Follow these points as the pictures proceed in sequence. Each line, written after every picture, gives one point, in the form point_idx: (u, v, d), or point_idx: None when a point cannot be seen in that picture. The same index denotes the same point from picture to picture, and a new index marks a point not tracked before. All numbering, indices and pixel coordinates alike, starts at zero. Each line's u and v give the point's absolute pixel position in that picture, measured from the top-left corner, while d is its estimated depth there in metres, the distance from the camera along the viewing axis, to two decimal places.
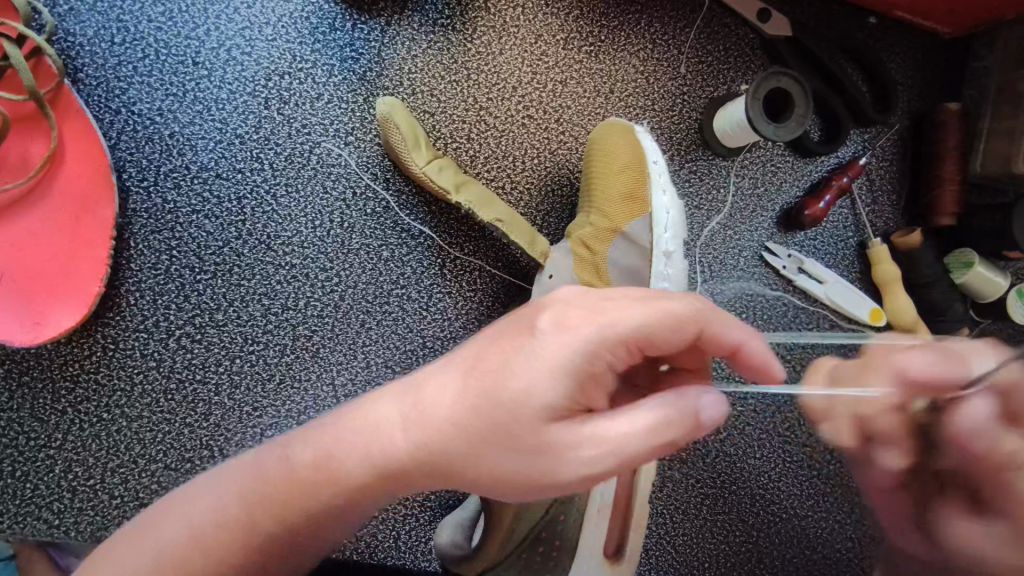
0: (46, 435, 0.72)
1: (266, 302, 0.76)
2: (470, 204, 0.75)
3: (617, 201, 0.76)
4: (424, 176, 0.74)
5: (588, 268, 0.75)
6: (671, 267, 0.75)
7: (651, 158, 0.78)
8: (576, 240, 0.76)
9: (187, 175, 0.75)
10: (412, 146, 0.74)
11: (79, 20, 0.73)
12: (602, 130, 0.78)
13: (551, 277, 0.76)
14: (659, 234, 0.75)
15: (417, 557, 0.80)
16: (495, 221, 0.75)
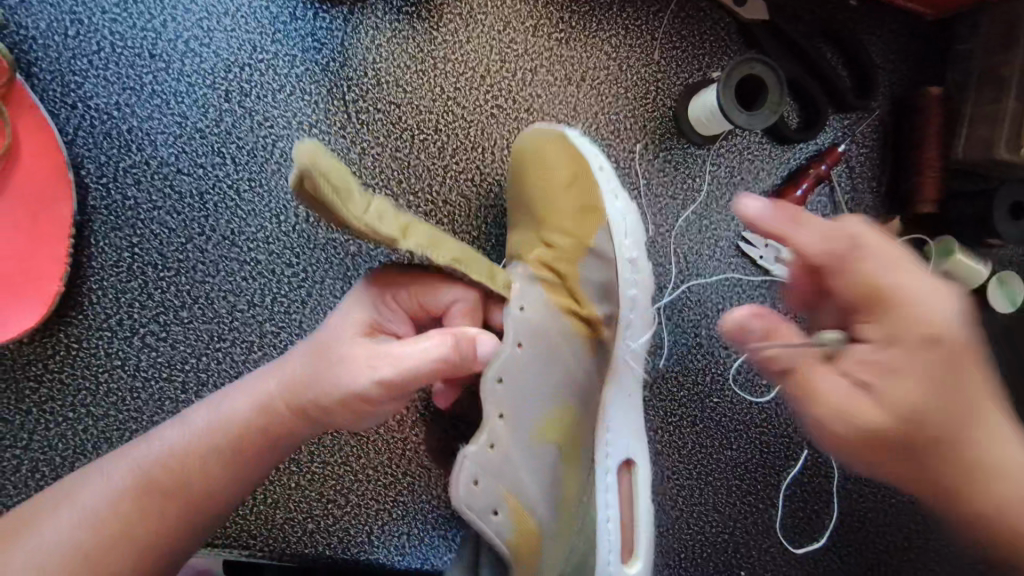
0: (12, 435, 0.67)
1: (231, 299, 0.71)
2: (421, 249, 0.53)
3: (574, 214, 0.68)
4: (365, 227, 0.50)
5: (560, 291, 0.66)
6: (638, 275, 0.71)
7: (594, 166, 0.72)
8: (538, 262, 0.66)
9: (148, 170, 0.70)
10: (344, 197, 0.49)
11: (31, 13, 0.67)
12: (535, 140, 0.71)
13: (522, 308, 0.61)
14: (622, 243, 0.70)
15: (390, 552, 0.75)
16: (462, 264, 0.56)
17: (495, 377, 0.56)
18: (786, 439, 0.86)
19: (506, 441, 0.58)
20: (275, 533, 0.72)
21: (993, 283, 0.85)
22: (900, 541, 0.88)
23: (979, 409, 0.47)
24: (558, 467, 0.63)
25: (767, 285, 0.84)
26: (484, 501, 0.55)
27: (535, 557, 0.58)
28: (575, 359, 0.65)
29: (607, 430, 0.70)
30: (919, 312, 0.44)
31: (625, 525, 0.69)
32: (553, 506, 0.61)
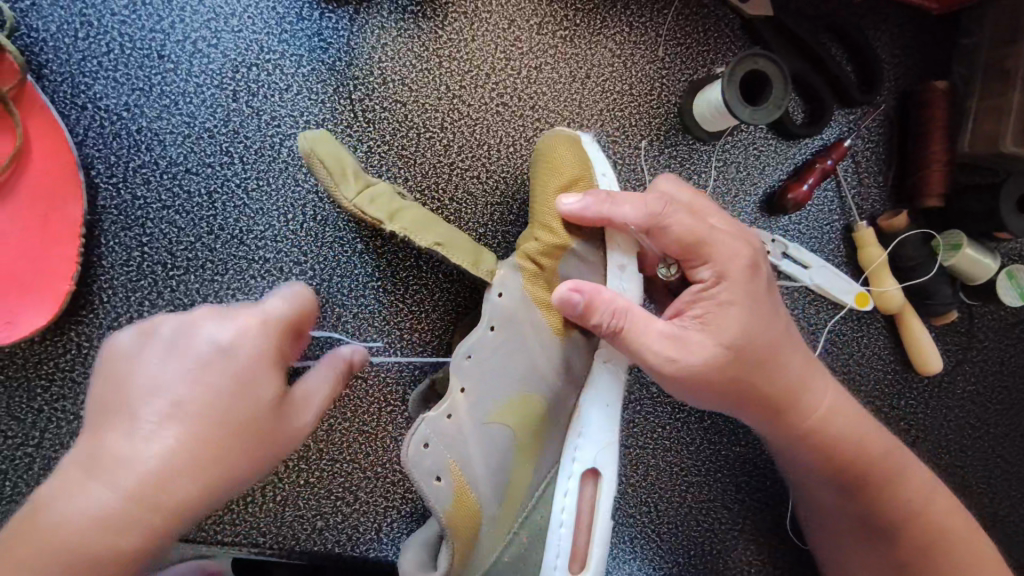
0: (24, 433, 0.68)
1: (240, 297, 0.72)
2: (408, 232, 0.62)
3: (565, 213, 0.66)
4: (354, 208, 0.62)
5: (539, 283, 0.66)
6: (628, 282, 0.67)
7: (599, 171, 0.69)
8: (523, 254, 0.66)
9: (157, 170, 0.70)
10: (339, 177, 0.62)
11: (42, 15, 0.68)
12: (552, 138, 0.70)
13: (501, 296, 0.65)
14: (613, 248, 0.67)
15: (399, 549, 0.75)
16: (434, 246, 0.62)
17: (463, 355, 0.64)
18: None
19: (463, 416, 0.63)
20: (284, 531, 0.72)
21: (1002, 278, 0.85)
22: None
23: (792, 346, 0.65)
24: (510, 453, 0.64)
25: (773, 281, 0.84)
26: (429, 465, 0.61)
27: (471, 533, 0.61)
28: (544, 355, 0.66)
29: (576, 434, 0.67)
30: (735, 261, 0.61)
31: (580, 530, 0.66)
32: (498, 491, 0.64)
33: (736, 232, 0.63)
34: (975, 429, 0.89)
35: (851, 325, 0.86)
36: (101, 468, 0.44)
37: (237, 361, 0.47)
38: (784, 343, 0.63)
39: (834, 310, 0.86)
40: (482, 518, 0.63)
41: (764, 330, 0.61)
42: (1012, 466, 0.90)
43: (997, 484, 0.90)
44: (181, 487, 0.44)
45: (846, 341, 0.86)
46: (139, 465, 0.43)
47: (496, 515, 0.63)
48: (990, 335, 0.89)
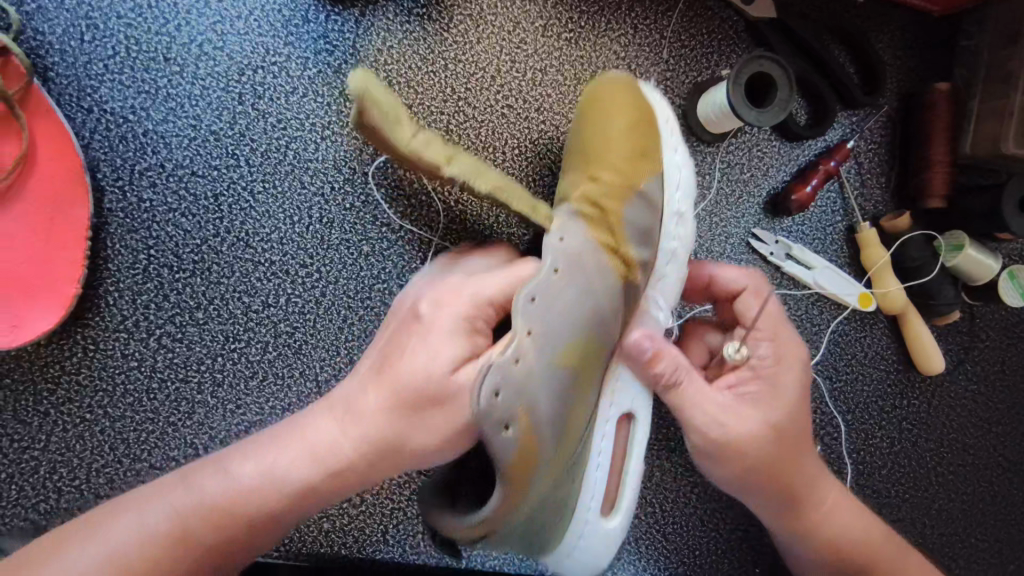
0: (30, 437, 0.68)
1: (246, 299, 0.72)
2: (467, 178, 0.56)
3: (631, 157, 0.66)
4: (410, 150, 0.55)
5: (601, 227, 0.63)
6: (680, 229, 0.69)
7: (662, 116, 0.71)
8: (582, 196, 0.65)
9: (162, 173, 0.70)
10: (393, 123, 0.55)
11: (47, 18, 0.68)
12: (601, 84, 0.71)
13: (563, 239, 0.60)
14: (670, 193, 0.69)
15: (405, 551, 0.75)
16: (496, 196, 0.57)
17: (526, 297, 0.55)
18: None
19: (532, 360, 0.55)
20: (291, 533, 0.72)
21: (1002, 277, 0.85)
22: (916, 537, 0.88)
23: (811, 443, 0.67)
24: (567, 397, 0.58)
25: (777, 282, 0.84)
26: (499, 414, 0.52)
27: (526, 481, 0.54)
28: (605, 295, 0.62)
29: (616, 379, 0.67)
30: (791, 348, 0.67)
31: (615, 468, 0.67)
32: (557, 436, 0.57)
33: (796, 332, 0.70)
34: (977, 428, 0.90)
35: (855, 326, 0.87)
36: (334, 404, 0.55)
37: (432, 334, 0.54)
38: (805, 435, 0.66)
39: (838, 311, 0.86)
40: (539, 465, 0.55)
41: (791, 419, 0.65)
42: (1013, 464, 0.91)
43: (998, 482, 0.90)
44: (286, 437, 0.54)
45: (849, 341, 0.87)
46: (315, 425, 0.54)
47: (550, 461, 0.57)
48: (991, 334, 0.90)
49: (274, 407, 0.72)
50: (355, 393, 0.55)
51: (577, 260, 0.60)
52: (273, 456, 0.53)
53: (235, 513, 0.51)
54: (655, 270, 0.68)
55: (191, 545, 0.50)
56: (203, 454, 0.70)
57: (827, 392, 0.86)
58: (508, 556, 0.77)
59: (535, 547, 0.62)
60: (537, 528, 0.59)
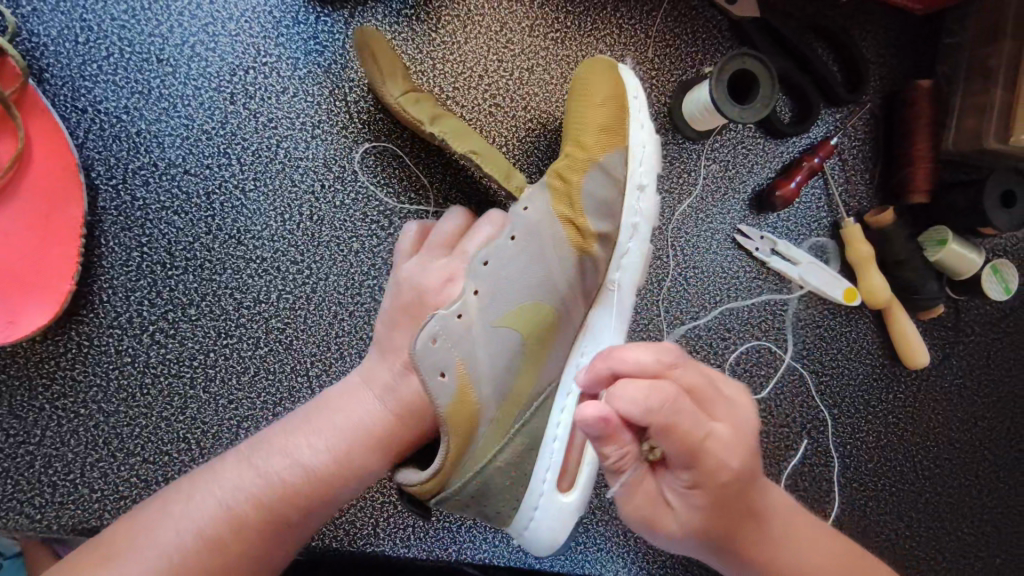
0: (25, 431, 0.69)
1: (238, 296, 0.73)
2: (444, 135, 0.67)
3: (594, 131, 0.68)
4: (399, 106, 0.68)
5: (563, 200, 0.66)
6: (643, 203, 0.70)
7: (630, 93, 0.71)
8: (552, 172, 0.68)
9: (155, 171, 0.72)
10: (387, 74, 0.68)
11: (43, 20, 0.69)
12: (584, 67, 0.72)
13: (526, 209, 0.66)
14: (634, 167, 0.70)
15: (395, 543, 0.76)
16: (468, 153, 0.66)
17: (479, 260, 0.63)
18: (788, 429, 0.86)
19: (473, 316, 0.61)
20: None
21: (987, 272, 0.87)
22: (903, 530, 0.89)
23: (762, 493, 0.59)
24: (516, 359, 0.62)
25: (762, 277, 0.85)
26: (434, 360, 0.58)
27: (467, 430, 0.58)
28: (560, 266, 0.65)
29: (581, 352, 0.68)
30: (713, 472, 0.52)
31: (573, 447, 0.65)
32: (500, 395, 0.61)
33: (732, 422, 0.54)
34: (963, 422, 0.91)
35: (841, 320, 0.88)
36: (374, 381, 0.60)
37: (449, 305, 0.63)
38: (747, 502, 0.57)
39: (824, 305, 0.87)
40: (480, 420, 0.59)
41: (726, 507, 0.56)
42: (999, 457, 0.92)
43: (984, 475, 0.91)
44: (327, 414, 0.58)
45: (835, 336, 0.88)
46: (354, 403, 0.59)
47: (493, 418, 0.60)
48: (976, 329, 0.91)
49: (266, 401, 0.73)
50: (393, 365, 0.60)
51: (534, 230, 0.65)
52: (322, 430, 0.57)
53: (308, 487, 0.55)
54: (617, 246, 0.70)
55: (269, 518, 0.53)
56: (196, 448, 0.72)
57: (813, 386, 0.87)
58: (497, 549, 0.78)
59: (490, 515, 0.61)
60: (487, 496, 0.59)
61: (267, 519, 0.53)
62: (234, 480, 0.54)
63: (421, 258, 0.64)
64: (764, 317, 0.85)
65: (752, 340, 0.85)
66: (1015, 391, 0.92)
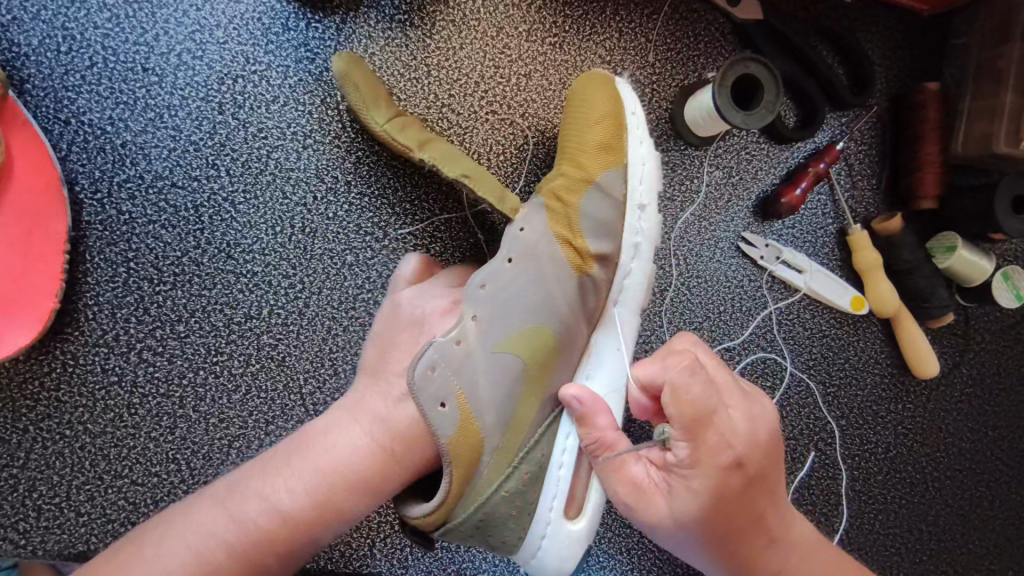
0: (9, 454, 0.66)
1: (228, 311, 0.71)
2: (435, 161, 0.64)
3: (592, 150, 0.67)
4: (385, 134, 0.66)
5: (561, 221, 0.65)
6: (644, 221, 0.69)
7: (628, 110, 0.70)
8: (547, 192, 0.67)
9: (142, 184, 0.69)
10: (371, 100, 0.67)
11: (23, 29, 0.67)
12: (581, 80, 0.70)
13: (523, 230, 0.64)
14: (633, 186, 0.69)
15: (393, 565, 0.74)
16: (460, 178, 0.64)
17: (477, 285, 0.62)
18: (795, 441, 0.84)
19: (472, 342, 0.60)
20: None
21: (998, 280, 0.84)
22: (913, 543, 0.86)
23: (778, 504, 0.58)
24: (518, 384, 0.61)
25: (767, 285, 0.83)
26: (435, 389, 0.57)
27: (472, 461, 0.57)
28: (560, 290, 0.64)
29: (585, 376, 0.68)
30: (720, 452, 0.52)
31: (579, 477, 0.64)
32: (502, 422, 0.59)
33: (750, 414, 0.55)
34: (973, 431, 0.89)
35: (848, 329, 0.86)
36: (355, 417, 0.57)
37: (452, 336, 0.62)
38: (758, 506, 0.56)
39: (830, 314, 0.85)
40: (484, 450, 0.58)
41: (737, 506, 0.54)
42: (1011, 467, 0.90)
43: (995, 486, 0.89)
44: (312, 445, 0.56)
45: (842, 345, 0.85)
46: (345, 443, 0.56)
47: (497, 448, 0.59)
48: (987, 336, 0.89)
49: (258, 420, 0.71)
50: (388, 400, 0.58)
51: (534, 254, 0.64)
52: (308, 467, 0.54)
53: (288, 531, 0.53)
54: (619, 266, 0.69)
55: (259, 560, 0.52)
56: (186, 469, 0.69)
57: (820, 397, 0.85)
58: (497, 569, 0.76)
59: (496, 545, 0.61)
60: (494, 529, 0.59)
61: (240, 569, 0.52)
62: (211, 524, 0.52)
63: (424, 289, 0.65)
64: (770, 327, 0.83)
65: (757, 350, 0.83)
66: None
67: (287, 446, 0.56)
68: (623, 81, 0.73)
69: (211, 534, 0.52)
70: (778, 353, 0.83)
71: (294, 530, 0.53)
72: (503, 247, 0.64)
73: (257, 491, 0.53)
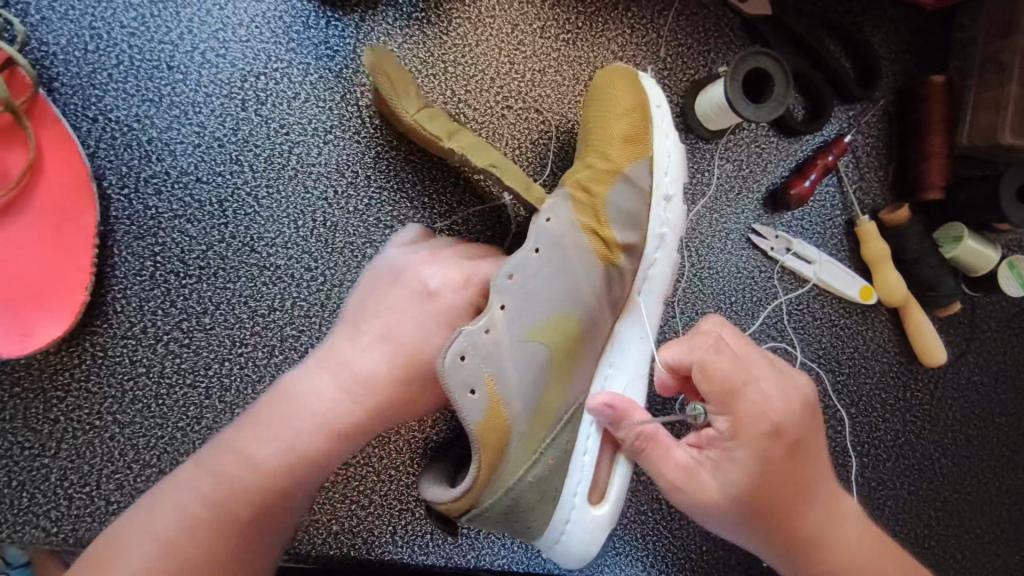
0: (41, 444, 0.68)
1: (252, 304, 0.72)
2: (464, 152, 0.66)
3: (619, 142, 0.69)
4: (415, 125, 0.67)
5: (588, 212, 0.67)
6: (670, 213, 0.71)
7: (654, 103, 0.72)
8: (574, 183, 0.68)
9: (168, 180, 0.71)
10: (401, 92, 0.67)
11: (52, 29, 0.68)
12: (607, 73, 0.72)
13: (549, 220, 0.65)
14: (660, 177, 0.70)
15: (414, 551, 0.75)
16: (489, 168, 0.65)
17: (505, 275, 0.61)
18: None
19: (501, 331, 0.60)
20: (301, 535, 0.73)
21: (1004, 267, 0.86)
22: (922, 529, 0.88)
23: (824, 482, 0.60)
24: (544, 371, 0.62)
25: (778, 276, 0.85)
26: (464, 377, 0.57)
27: (500, 446, 0.58)
28: (586, 280, 0.65)
29: (609, 364, 0.69)
30: (759, 419, 0.56)
31: (603, 463, 0.66)
32: (530, 408, 0.61)
33: (785, 383, 0.58)
34: (980, 419, 0.90)
35: (856, 319, 0.87)
36: (333, 366, 0.57)
37: (441, 305, 0.62)
38: (802, 482, 0.58)
39: (839, 304, 0.87)
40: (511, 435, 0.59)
41: (782, 478, 0.57)
42: (1016, 454, 0.91)
43: (1001, 473, 0.91)
44: (284, 399, 0.56)
45: (851, 334, 0.87)
46: (316, 397, 0.56)
47: (525, 432, 0.60)
48: (993, 325, 0.90)
49: None
50: (360, 355, 0.58)
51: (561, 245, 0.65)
52: (281, 421, 0.54)
53: (267, 483, 0.53)
54: (644, 255, 0.70)
55: (240, 515, 0.52)
56: None
57: (829, 385, 0.86)
58: (516, 555, 0.77)
59: (520, 530, 0.62)
60: (522, 513, 0.61)
61: (222, 524, 0.52)
62: (195, 482, 0.52)
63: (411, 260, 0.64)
64: (780, 317, 0.85)
65: (767, 340, 0.85)
66: None
67: (259, 405, 0.56)
68: (646, 75, 0.74)
69: (197, 492, 0.52)
70: (787, 342, 0.85)
71: (274, 483, 0.53)
72: (529, 236, 0.64)
73: (236, 445, 0.53)
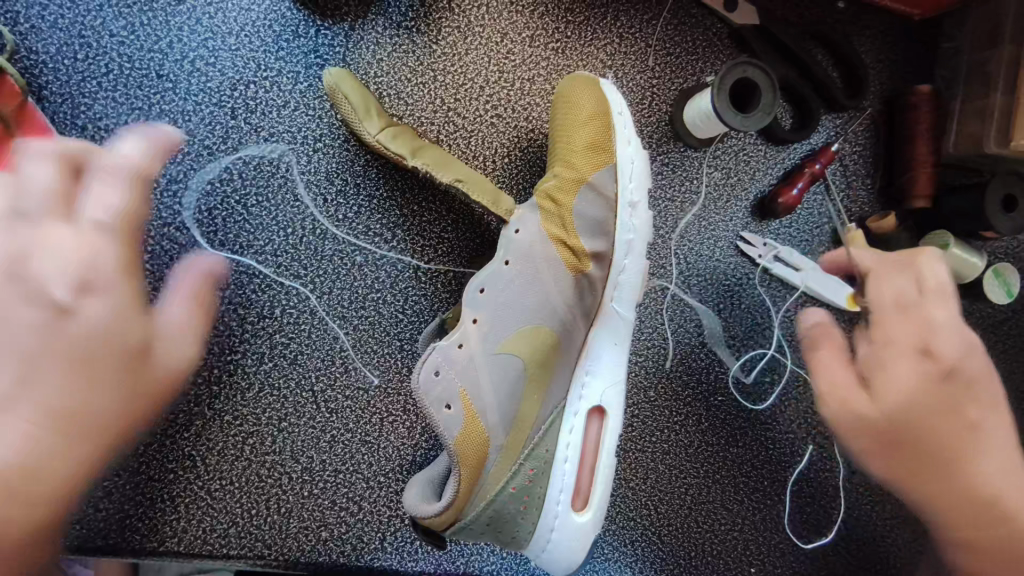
0: None
1: (242, 311, 0.73)
2: (429, 168, 0.67)
3: (581, 150, 0.68)
4: (378, 144, 0.68)
5: (555, 221, 0.67)
6: (636, 220, 0.71)
7: (616, 110, 0.71)
8: (541, 193, 0.68)
9: (157, 187, 0.71)
10: (362, 111, 0.69)
11: (41, 38, 0.69)
12: (567, 80, 0.72)
13: (518, 232, 0.66)
14: (625, 183, 0.71)
15: (403, 557, 0.75)
16: (455, 182, 0.66)
17: (476, 288, 0.64)
18: (791, 435, 0.86)
19: (473, 346, 0.63)
20: (290, 542, 0.73)
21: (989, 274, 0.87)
22: (912, 536, 0.88)
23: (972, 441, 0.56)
24: (519, 382, 0.63)
25: (766, 284, 0.86)
26: (440, 391, 0.60)
27: (479, 457, 0.60)
28: (557, 289, 0.66)
29: (585, 372, 0.70)
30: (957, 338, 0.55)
31: (585, 471, 0.67)
32: (507, 420, 0.62)
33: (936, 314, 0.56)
34: None
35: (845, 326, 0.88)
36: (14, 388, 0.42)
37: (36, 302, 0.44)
38: (973, 444, 0.56)
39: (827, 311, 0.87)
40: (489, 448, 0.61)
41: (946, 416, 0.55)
42: None
43: None
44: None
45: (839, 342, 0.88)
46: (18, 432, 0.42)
47: (503, 445, 0.61)
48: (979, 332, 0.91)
49: (272, 417, 0.73)
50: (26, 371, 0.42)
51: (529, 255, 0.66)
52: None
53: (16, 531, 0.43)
54: (613, 262, 0.70)
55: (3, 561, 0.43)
56: (201, 465, 0.71)
57: None
58: (504, 561, 0.78)
59: (505, 539, 0.63)
60: (505, 523, 0.61)
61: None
62: None
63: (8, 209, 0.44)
64: (769, 324, 0.85)
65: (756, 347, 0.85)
66: (1016, 393, 0.93)
67: None
68: (606, 81, 0.74)
69: None
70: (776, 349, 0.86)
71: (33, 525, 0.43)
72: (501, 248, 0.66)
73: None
